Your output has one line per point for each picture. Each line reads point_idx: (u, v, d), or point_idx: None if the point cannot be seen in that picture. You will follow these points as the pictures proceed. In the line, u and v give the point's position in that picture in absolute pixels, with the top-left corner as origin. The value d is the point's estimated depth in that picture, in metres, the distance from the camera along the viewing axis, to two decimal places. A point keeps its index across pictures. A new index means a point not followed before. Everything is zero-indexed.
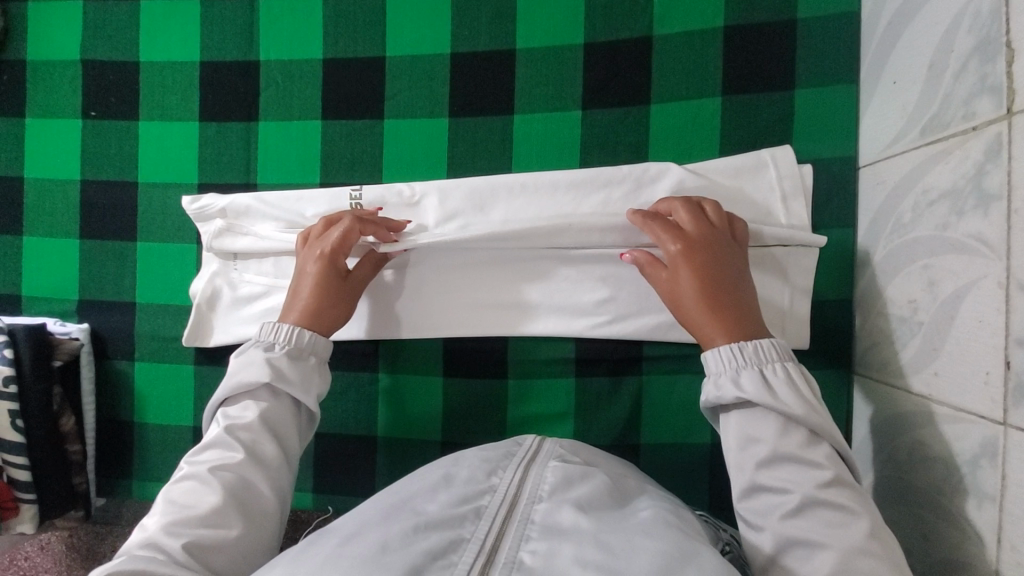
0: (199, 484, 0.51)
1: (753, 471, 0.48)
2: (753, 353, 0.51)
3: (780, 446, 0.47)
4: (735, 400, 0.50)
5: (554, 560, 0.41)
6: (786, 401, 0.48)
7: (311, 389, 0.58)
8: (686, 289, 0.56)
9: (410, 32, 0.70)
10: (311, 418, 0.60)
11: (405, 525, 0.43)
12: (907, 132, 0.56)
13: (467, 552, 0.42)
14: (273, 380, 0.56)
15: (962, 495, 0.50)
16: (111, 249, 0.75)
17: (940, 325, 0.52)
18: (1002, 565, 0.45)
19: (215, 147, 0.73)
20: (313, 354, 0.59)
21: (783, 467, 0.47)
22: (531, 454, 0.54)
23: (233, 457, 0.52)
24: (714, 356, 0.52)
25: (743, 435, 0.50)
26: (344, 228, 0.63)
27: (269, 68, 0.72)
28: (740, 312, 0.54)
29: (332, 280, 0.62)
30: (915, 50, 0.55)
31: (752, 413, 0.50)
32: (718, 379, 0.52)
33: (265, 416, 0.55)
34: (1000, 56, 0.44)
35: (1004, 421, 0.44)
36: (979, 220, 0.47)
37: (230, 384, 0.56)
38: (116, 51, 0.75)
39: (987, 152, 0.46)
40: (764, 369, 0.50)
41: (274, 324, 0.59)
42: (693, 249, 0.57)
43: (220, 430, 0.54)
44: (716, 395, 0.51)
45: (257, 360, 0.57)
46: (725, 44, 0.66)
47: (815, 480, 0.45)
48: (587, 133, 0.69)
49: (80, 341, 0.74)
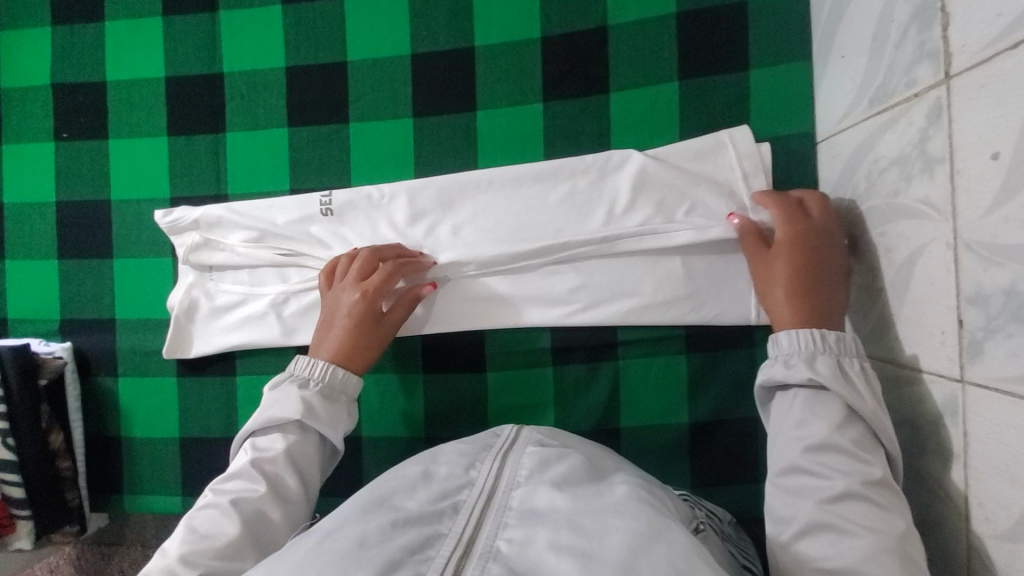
0: (219, 513, 0.51)
1: (799, 454, 0.47)
2: (836, 343, 0.50)
3: (833, 435, 0.46)
4: (808, 381, 0.49)
5: (529, 548, 0.40)
6: (862, 392, 0.47)
7: (339, 427, 0.58)
8: (782, 270, 0.55)
9: (370, 36, 0.71)
10: (334, 451, 0.61)
11: (382, 521, 0.42)
12: (857, 105, 0.57)
13: (444, 546, 0.41)
14: (304, 417, 0.56)
15: (931, 456, 0.51)
16: (89, 267, 0.76)
17: (899, 290, 0.53)
18: (971, 521, 0.46)
19: (184, 162, 0.74)
20: (344, 394, 0.60)
21: (830, 457, 0.46)
22: (508, 446, 0.52)
23: (255, 491, 0.53)
24: (791, 337, 0.51)
25: (801, 415, 0.48)
26: (386, 272, 0.63)
27: (233, 80, 0.73)
28: (824, 306, 0.53)
29: (370, 318, 0.62)
30: (860, 23, 0.56)
31: (818, 399, 0.49)
32: (789, 359, 0.51)
33: (291, 450, 0.56)
34: (936, 21, 0.46)
35: (961, 378, 0.45)
36: (926, 184, 0.48)
37: (261, 416, 0.56)
38: (83, 72, 0.76)
39: (929, 117, 0.47)
40: (843, 360, 0.49)
41: (310, 359, 0.60)
42: (807, 233, 0.55)
43: (246, 461, 0.55)
44: (784, 372, 0.51)
45: (290, 395, 0.57)
46: (678, 29, 0.67)
47: (862, 474, 0.44)
48: (550, 124, 0.69)
49: (64, 359, 0.75)
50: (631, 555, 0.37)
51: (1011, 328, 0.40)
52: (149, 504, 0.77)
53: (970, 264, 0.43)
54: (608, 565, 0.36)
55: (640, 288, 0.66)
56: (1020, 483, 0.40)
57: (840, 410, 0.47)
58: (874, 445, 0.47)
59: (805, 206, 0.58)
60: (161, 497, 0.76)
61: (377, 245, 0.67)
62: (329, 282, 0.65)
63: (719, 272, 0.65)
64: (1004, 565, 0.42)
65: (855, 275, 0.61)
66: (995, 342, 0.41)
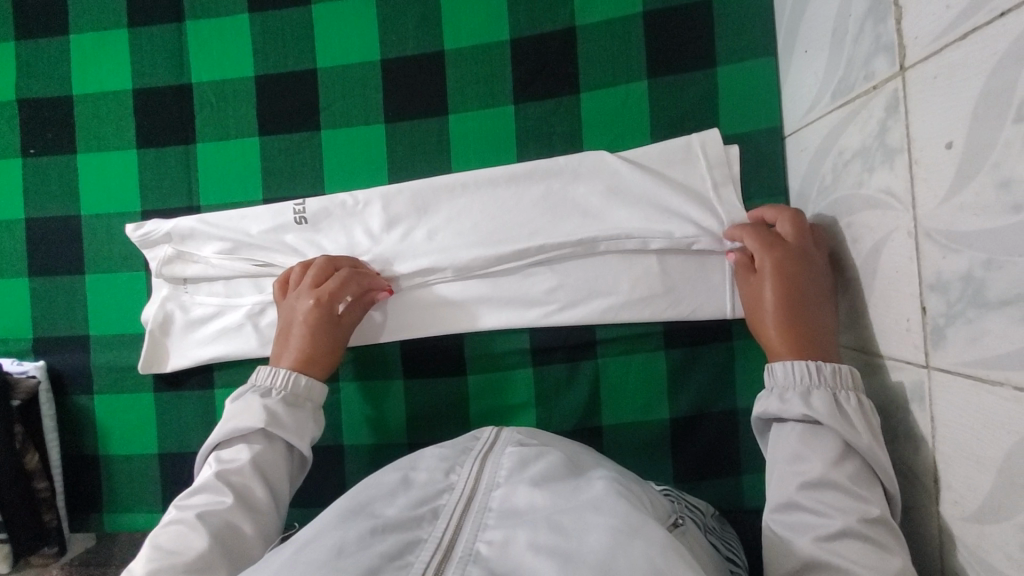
0: (186, 528, 0.50)
1: (796, 490, 0.47)
2: (831, 375, 0.49)
3: (830, 471, 0.46)
4: (802, 415, 0.48)
5: (509, 548, 0.39)
6: (854, 426, 0.47)
7: (305, 435, 0.58)
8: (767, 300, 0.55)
9: (339, 43, 0.71)
10: (302, 461, 0.61)
11: (362, 528, 0.42)
12: (821, 99, 0.58)
13: (424, 551, 0.40)
14: (268, 426, 0.56)
15: (903, 442, 0.52)
16: (61, 284, 0.75)
17: (866, 279, 0.54)
18: (942, 504, 0.47)
19: (154, 175, 0.73)
20: (308, 401, 0.60)
21: (827, 493, 0.46)
22: (488, 447, 0.52)
23: (223, 503, 0.52)
24: (786, 370, 0.51)
25: (797, 450, 0.48)
26: (340, 278, 0.64)
27: (203, 90, 0.72)
28: (819, 333, 0.52)
29: (327, 324, 0.63)
30: (820, 17, 0.57)
31: (814, 435, 0.48)
32: (783, 394, 0.51)
33: (257, 460, 0.56)
34: (890, 15, 0.46)
35: (927, 363, 0.46)
36: (887, 175, 0.49)
37: (224, 428, 0.56)
38: (50, 86, 0.75)
39: (887, 109, 0.48)
40: (837, 393, 0.49)
41: (271, 369, 0.60)
42: (785, 258, 0.55)
43: (211, 474, 0.54)
44: (778, 409, 0.50)
45: (253, 405, 0.57)
46: (645, 28, 0.68)
47: (859, 512, 0.44)
48: (521, 126, 0.70)
49: (38, 378, 0.73)
50: (606, 552, 0.37)
51: (970, 313, 0.40)
52: (131, 522, 0.76)
53: (931, 251, 0.44)
54: (582, 563, 0.37)
55: (617, 286, 0.67)
56: (986, 464, 0.41)
57: (835, 444, 0.47)
58: (870, 477, 0.46)
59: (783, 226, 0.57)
60: (142, 515, 0.75)
61: (333, 254, 0.68)
62: (283, 292, 0.66)
63: (693, 268, 0.65)
64: (974, 546, 0.43)
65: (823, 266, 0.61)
66: (957, 327, 0.42)
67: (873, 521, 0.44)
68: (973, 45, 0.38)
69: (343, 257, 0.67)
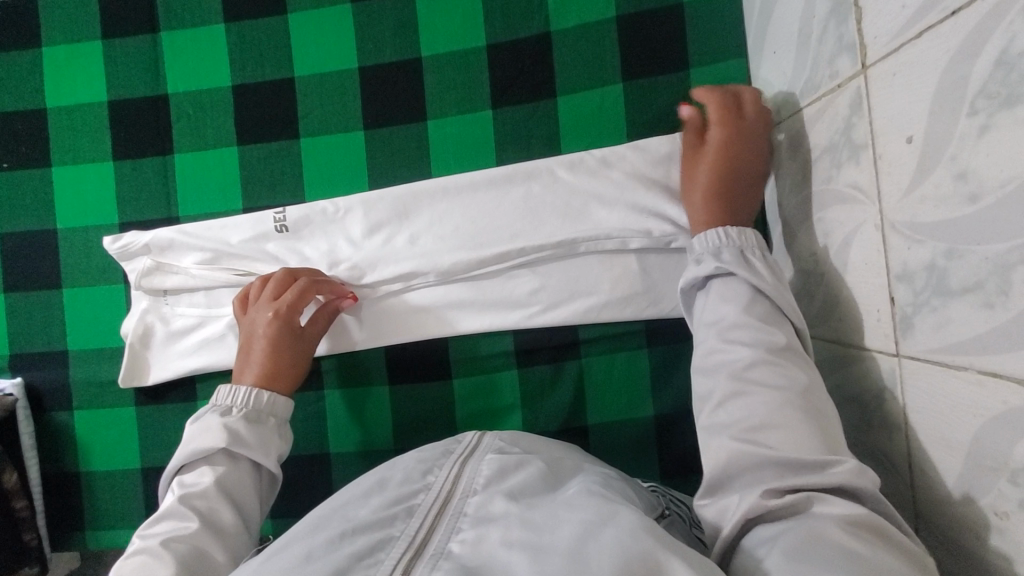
0: (149, 558, 0.48)
1: (715, 336, 0.50)
2: (738, 237, 0.54)
3: (743, 314, 0.49)
4: (715, 270, 0.53)
5: (483, 545, 0.39)
6: (760, 272, 0.51)
7: (270, 451, 0.58)
8: (703, 172, 0.59)
9: (316, 52, 0.71)
10: (272, 479, 0.60)
11: (332, 532, 0.41)
12: (790, 97, 0.60)
13: (395, 549, 0.40)
14: (230, 445, 0.55)
15: (876, 429, 0.53)
16: (37, 299, 0.74)
17: (838, 273, 0.55)
18: (917, 489, 0.48)
19: (132, 186, 0.73)
20: (274, 416, 0.60)
21: (743, 331, 0.49)
22: (468, 451, 0.52)
23: (188, 528, 0.51)
24: (701, 239, 0.56)
25: (714, 303, 0.52)
26: (299, 288, 0.64)
27: (180, 101, 0.72)
28: (739, 201, 0.58)
29: (289, 337, 0.63)
30: (787, 20, 0.59)
31: (728, 284, 0.52)
32: (701, 257, 0.55)
33: (221, 481, 0.54)
34: (851, 15, 0.48)
35: (898, 352, 0.47)
36: (854, 170, 0.50)
37: (185, 451, 0.55)
38: (23, 99, 0.74)
39: (852, 107, 0.49)
40: (745, 251, 0.53)
41: (232, 387, 0.60)
42: (728, 137, 0.58)
43: (174, 500, 0.53)
44: (696, 268, 0.54)
45: (212, 425, 0.56)
46: (620, 32, 0.69)
47: (768, 342, 0.47)
48: (500, 130, 0.70)
49: (15, 396, 0.72)
50: (586, 545, 0.37)
51: (935, 302, 0.42)
52: (114, 539, 0.74)
53: (897, 242, 0.45)
54: (558, 554, 0.37)
55: (598, 286, 0.67)
56: (956, 447, 0.42)
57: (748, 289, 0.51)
58: (780, 317, 0.49)
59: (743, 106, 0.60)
60: (124, 531, 0.74)
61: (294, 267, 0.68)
62: (243, 308, 0.66)
63: (672, 266, 0.66)
64: (950, 527, 0.44)
65: (797, 260, 0.63)
66: (923, 316, 0.43)
67: (781, 350, 0.47)
68: (929, 41, 0.39)
69: (301, 270, 0.67)
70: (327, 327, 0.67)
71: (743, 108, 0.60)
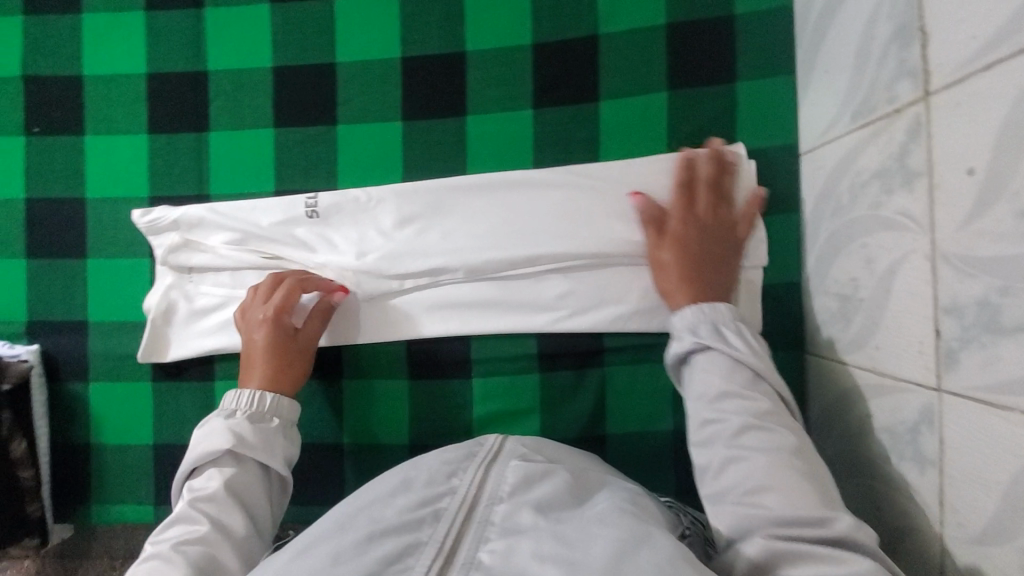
0: (160, 563, 0.48)
1: (705, 408, 0.51)
2: (711, 311, 0.56)
3: (727, 383, 0.50)
4: (693, 346, 0.54)
5: (512, 557, 0.39)
6: (737, 346, 0.52)
7: (276, 452, 0.58)
8: (669, 257, 0.61)
9: (361, 39, 0.70)
10: (284, 482, 0.60)
11: (359, 533, 0.40)
12: (840, 119, 0.59)
13: (425, 554, 0.39)
14: (235, 447, 0.55)
15: (906, 462, 0.52)
16: (60, 267, 0.73)
17: (879, 300, 0.54)
18: (947, 526, 0.47)
19: (165, 160, 0.72)
20: (276, 415, 0.60)
21: (731, 401, 0.50)
22: (490, 457, 0.50)
23: (197, 531, 0.51)
24: (681, 313, 0.57)
25: (699, 377, 0.53)
26: (286, 290, 0.65)
27: (219, 79, 0.71)
28: (710, 282, 0.59)
29: (283, 338, 0.63)
30: (842, 41, 0.58)
31: (709, 358, 0.53)
32: (680, 333, 0.56)
33: (228, 485, 0.55)
34: (916, 41, 0.47)
35: (938, 386, 0.46)
36: (906, 198, 0.49)
37: (192, 456, 0.56)
38: (58, 64, 0.73)
39: (909, 133, 0.48)
40: (721, 324, 0.55)
41: (234, 391, 0.60)
42: (690, 226, 0.62)
43: (184, 505, 0.53)
44: (678, 345, 0.56)
45: (218, 428, 0.56)
46: (668, 41, 0.68)
47: (756, 409, 0.48)
48: (539, 131, 0.70)
49: (30, 363, 0.71)
50: (621, 565, 0.37)
51: (984, 338, 0.41)
52: (120, 514, 0.74)
53: (948, 274, 0.44)
54: (593, 568, 0.37)
55: (627, 295, 0.67)
56: (995, 489, 0.41)
57: (729, 359, 0.52)
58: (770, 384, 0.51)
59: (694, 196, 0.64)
60: (131, 507, 0.73)
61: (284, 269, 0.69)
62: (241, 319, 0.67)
63: None
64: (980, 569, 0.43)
65: (834, 284, 0.62)
66: (970, 352, 0.43)
67: (767, 413, 0.49)
68: (997, 75, 0.39)
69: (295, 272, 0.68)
70: (326, 324, 0.67)
71: (704, 193, 0.63)
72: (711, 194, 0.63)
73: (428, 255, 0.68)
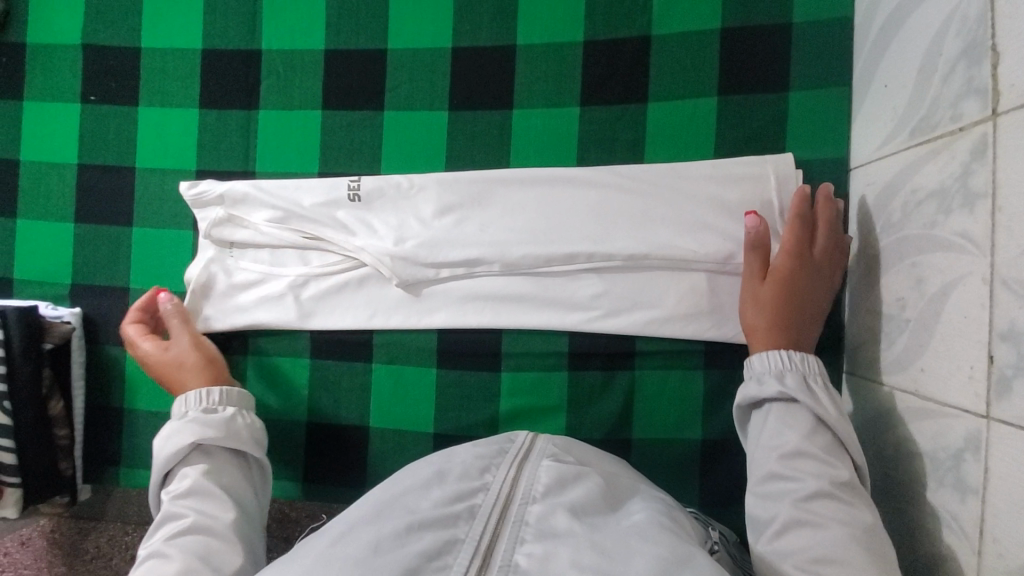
0: (156, 559, 0.50)
1: (775, 460, 0.51)
2: (801, 363, 0.55)
3: (803, 441, 0.50)
4: (776, 394, 0.53)
5: (550, 563, 0.39)
6: (823, 403, 0.52)
7: (239, 435, 0.60)
8: (769, 295, 0.59)
9: (413, 27, 0.71)
10: (260, 466, 0.63)
11: (398, 523, 0.41)
12: (897, 134, 0.58)
13: (462, 552, 0.40)
14: (200, 438, 0.58)
15: (945, 489, 0.50)
16: (107, 234, 0.75)
17: (928, 322, 0.53)
18: (985, 557, 0.45)
19: (214, 136, 0.73)
20: (230, 405, 0.62)
21: (805, 462, 0.50)
22: (522, 454, 0.50)
23: (184, 523, 0.53)
24: (763, 358, 0.56)
25: (774, 427, 0.53)
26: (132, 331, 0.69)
27: (272, 59, 0.72)
28: (796, 333, 0.58)
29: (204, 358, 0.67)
30: (905, 56, 0.57)
31: (787, 411, 0.53)
32: (761, 377, 0.55)
33: (205, 475, 0.57)
34: (986, 59, 0.46)
35: (987, 414, 0.45)
36: (965, 218, 0.48)
37: (160, 460, 0.57)
38: (118, 36, 0.75)
39: (973, 152, 0.47)
40: (807, 377, 0.54)
41: (180, 399, 0.62)
42: (804, 270, 0.59)
43: (165, 507, 0.55)
44: (757, 390, 0.55)
45: (178, 429, 0.59)
46: (722, 45, 0.67)
47: (832, 476, 0.48)
48: (585, 129, 0.69)
49: (72, 325, 0.73)
50: None
51: None
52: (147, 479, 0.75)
53: (1007, 299, 0.43)
54: None
55: (662, 300, 0.67)
56: None
57: (809, 419, 0.51)
58: (841, 450, 0.51)
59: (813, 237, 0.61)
60: None
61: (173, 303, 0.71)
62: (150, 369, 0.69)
63: None
64: None
65: (880, 301, 0.61)
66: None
67: (844, 483, 0.48)
68: None
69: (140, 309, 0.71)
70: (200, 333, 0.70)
71: (821, 237, 0.61)
72: (828, 241, 0.61)
73: (465, 244, 0.68)
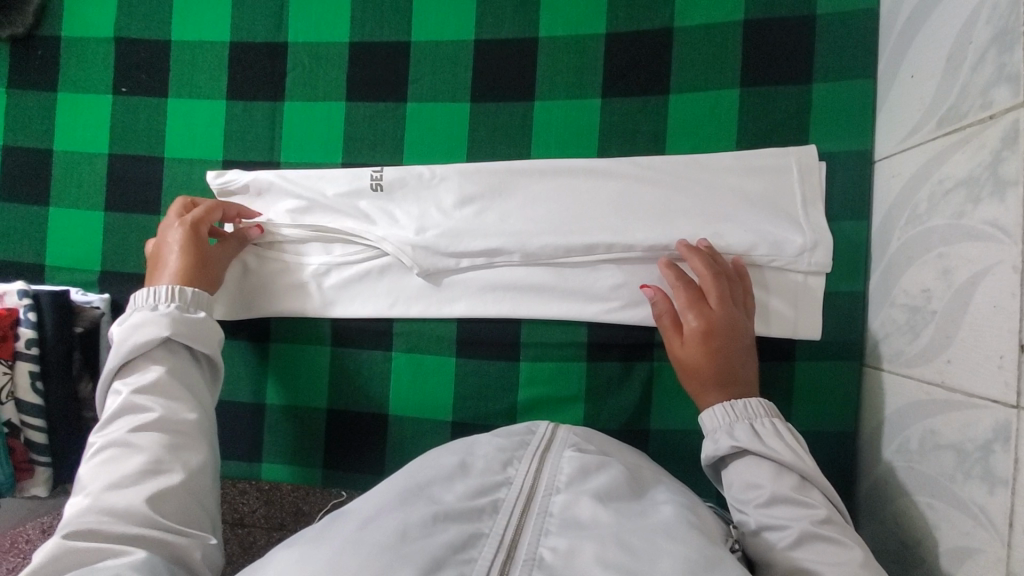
0: (119, 449, 0.52)
1: (754, 511, 0.50)
2: (743, 409, 0.55)
3: (777, 488, 0.50)
4: (731, 450, 0.53)
5: (574, 559, 0.39)
6: (778, 449, 0.52)
7: (207, 339, 0.60)
8: (693, 359, 0.59)
9: (437, 20, 0.72)
10: (215, 368, 0.63)
11: (423, 512, 0.41)
12: (923, 125, 0.57)
13: (487, 546, 0.40)
14: (171, 335, 0.57)
15: (972, 484, 0.49)
16: (135, 222, 0.77)
17: (955, 312, 0.52)
18: (1013, 551, 0.44)
19: (240, 127, 0.75)
20: (201, 308, 0.62)
21: (782, 508, 0.49)
22: (545, 444, 0.51)
23: (149, 417, 0.54)
24: (709, 415, 0.57)
25: (743, 480, 0.52)
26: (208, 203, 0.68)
27: (297, 51, 0.74)
28: (738, 377, 0.58)
29: (197, 241, 0.65)
30: (932, 45, 0.56)
31: (748, 464, 0.53)
32: (714, 436, 0.55)
33: (169, 372, 0.57)
34: (1018, 45, 0.45)
35: (1017, 404, 0.44)
36: (995, 207, 0.47)
37: (122, 351, 0.56)
38: (150, 30, 0.77)
39: (1004, 140, 0.46)
40: (754, 423, 0.54)
41: (150, 289, 0.60)
42: (711, 324, 0.60)
43: (123, 399, 0.55)
44: (713, 449, 0.55)
45: (145, 322, 0.58)
46: (745, 37, 0.67)
47: (812, 516, 0.48)
48: (607, 121, 0.70)
49: (101, 310, 0.75)
50: None
51: None
52: None
53: None
54: None
55: None
56: None
57: (769, 468, 0.51)
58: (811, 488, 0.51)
59: (705, 292, 0.62)
60: None
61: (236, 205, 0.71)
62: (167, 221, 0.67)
63: None
64: None
65: (905, 293, 0.60)
66: None
67: (827, 523, 0.48)
68: None
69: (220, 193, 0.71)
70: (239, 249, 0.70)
71: (711, 288, 0.61)
72: (722, 286, 0.61)
73: (485, 234, 0.69)
